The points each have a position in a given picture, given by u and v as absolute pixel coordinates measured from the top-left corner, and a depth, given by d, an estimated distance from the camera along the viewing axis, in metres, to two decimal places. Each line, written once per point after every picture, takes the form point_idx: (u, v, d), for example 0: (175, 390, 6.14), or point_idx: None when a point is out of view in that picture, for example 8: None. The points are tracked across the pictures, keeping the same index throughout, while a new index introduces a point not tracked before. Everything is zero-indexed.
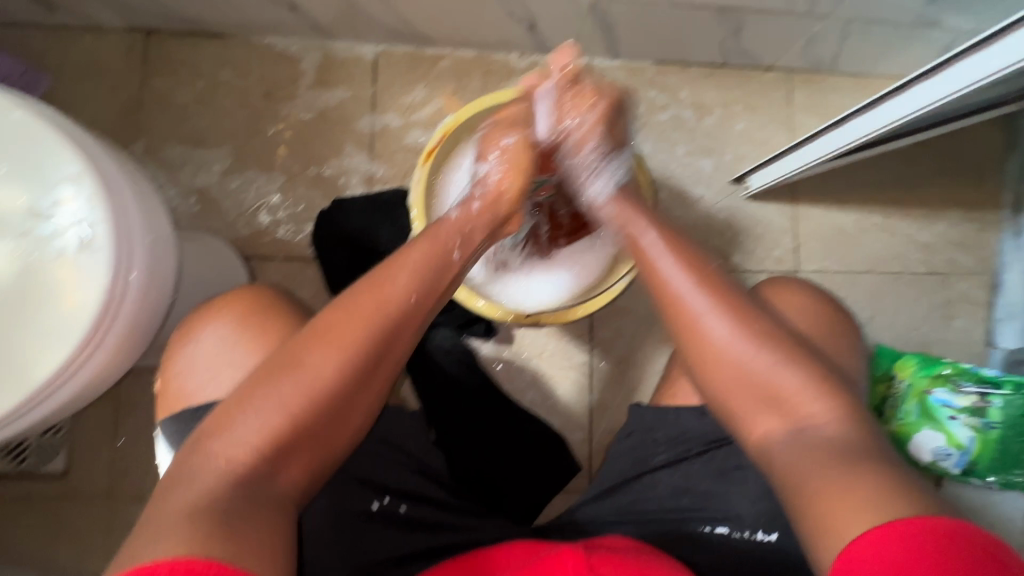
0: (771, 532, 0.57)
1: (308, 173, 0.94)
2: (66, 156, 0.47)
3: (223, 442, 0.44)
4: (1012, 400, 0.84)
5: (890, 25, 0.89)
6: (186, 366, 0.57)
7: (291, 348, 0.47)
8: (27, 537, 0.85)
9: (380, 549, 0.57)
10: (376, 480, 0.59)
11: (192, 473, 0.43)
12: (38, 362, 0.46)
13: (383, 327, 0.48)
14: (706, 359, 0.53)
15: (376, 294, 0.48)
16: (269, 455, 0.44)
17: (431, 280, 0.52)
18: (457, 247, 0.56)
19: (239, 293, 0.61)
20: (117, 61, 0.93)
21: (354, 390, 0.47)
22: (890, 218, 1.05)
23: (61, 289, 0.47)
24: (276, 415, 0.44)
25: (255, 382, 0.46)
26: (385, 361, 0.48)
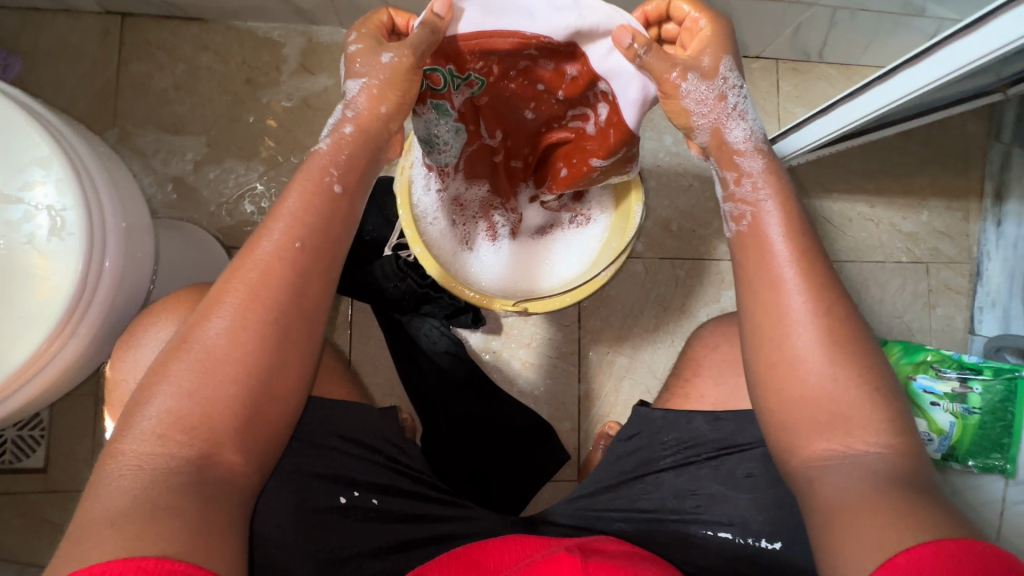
0: (775, 541, 0.56)
1: (292, 161, 0.93)
2: (34, 138, 0.45)
3: (133, 436, 0.43)
4: (992, 387, 0.86)
5: (877, 14, 0.89)
6: (129, 372, 0.54)
7: (187, 327, 0.47)
8: (5, 532, 0.83)
9: (349, 545, 0.55)
10: (340, 475, 0.57)
11: (104, 479, 0.41)
12: (6, 353, 0.44)
13: (274, 282, 0.48)
14: (767, 354, 0.51)
15: (253, 253, 0.49)
16: (184, 439, 0.43)
17: (316, 223, 0.50)
18: (337, 179, 0.53)
19: (180, 295, 0.57)
20: (92, 44, 0.90)
21: (265, 354, 0.47)
22: (875, 207, 1.06)
23: (30, 277, 0.45)
24: (180, 398, 0.44)
25: (160, 367, 0.46)
26: (287, 320, 0.48)
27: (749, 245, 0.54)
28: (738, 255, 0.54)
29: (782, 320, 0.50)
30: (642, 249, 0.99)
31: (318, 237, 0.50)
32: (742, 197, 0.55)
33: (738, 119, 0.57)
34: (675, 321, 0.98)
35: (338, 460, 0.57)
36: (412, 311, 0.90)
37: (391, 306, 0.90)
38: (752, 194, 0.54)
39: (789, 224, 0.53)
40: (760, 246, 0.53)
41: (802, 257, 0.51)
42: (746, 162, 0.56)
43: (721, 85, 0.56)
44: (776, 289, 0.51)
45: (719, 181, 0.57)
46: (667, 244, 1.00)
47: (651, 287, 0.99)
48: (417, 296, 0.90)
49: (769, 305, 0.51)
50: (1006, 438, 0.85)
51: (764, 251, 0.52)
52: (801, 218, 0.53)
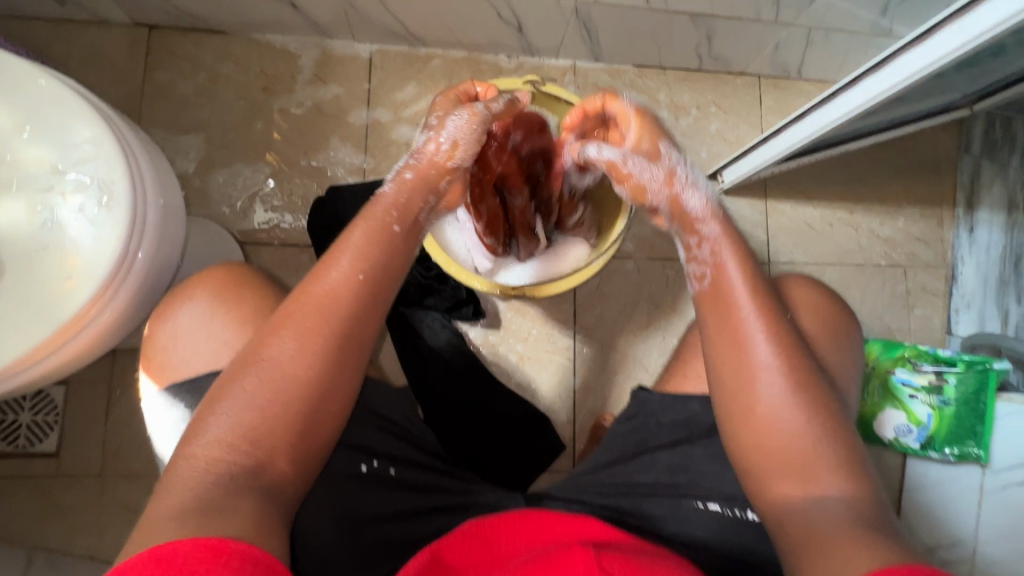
0: (759, 512, 0.59)
1: (303, 164, 0.98)
2: (87, 118, 0.51)
3: (203, 442, 0.46)
4: (966, 378, 0.90)
5: (849, 34, 0.96)
6: (169, 340, 0.58)
7: (250, 348, 0.50)
8: (16, 514, 0.85)
9: (367, 505, 0.57)
10: (364, 445, 0.60)
11: (178, 474, 0.45)
12: (52, 312, 0.49)
13: (336, 314, 0.50)
14: (732, 345, 0.56)
15: (324, 282, 0.51)
16: (246, 447, 0.46)
17: (379, 258, 0.53)
18: (397, 220, 0.57)
19: (212, 271, 0.61)
20: (121, 53, 0.97)
21: (328, 375, 0.50)
22: (853, 214, 1.12)
23: (77, 241, 0.49)
24: (250, 414, 0.47)
25: (224, 383, 0.48)
26: (348, 343, 0.51)
27: (711, 297, 0.59)
28: (702, 310, 0.60)
29: (728, 303, 0.57)
30: (633, 250, 1.05)
31: (383, 266, 0.53)
32: (703, 257, 0.60)
33: (693, 188, 0.63)
34: (666, 319, 1.03)
35: (363, 432, 0.60)
36: (415, 303, 0.95)
37: (397, 299, 0.94)
38: (711, 256, 0.60)
39: (747, 278, 0.58)
40: (719, 290, 0.58)
41: (757, 298, 0.57)
42: (704, 226, 0.61)
43: (663, 164, 0.64)
44: (738, 325, 0.56)
45: (681, 242, 0.63)
46: (659, 246, 1.05)
47: (643, 286, 1.04)
48: (418, 289, 0.95)
49: (720, 295, 0.58)
50: (979, 427, 0.90)
51: (720, 288, 0.58)
52: (743, 250, 0.60)
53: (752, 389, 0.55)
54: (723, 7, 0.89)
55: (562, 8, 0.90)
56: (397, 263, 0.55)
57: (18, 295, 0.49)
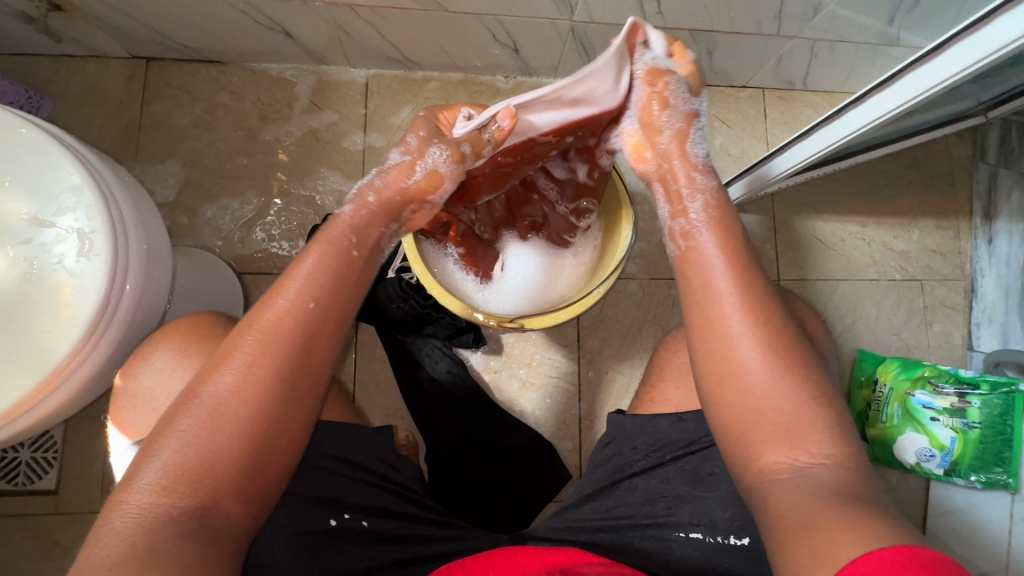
0: (744, 536, 0.57)
1: (299, 192, 0.98)
2: (69, 168, 0.50)
3: (141, 485, 0.42)
4: (990, 400, 0.87)
5: (854, 44, 0.94)
6: (131, 396, 0.56)
7: (190, 387, 0.46)
8: (15, 554, 0.84)
9: (342, 564, 0.55)
10: (329, 497, 0.57)
11: (110, 524, 0.41)
12: (32, 365, 0.48)
13: (276, 344, 0.47)
14: (717, 355, 0.50)
15: (266, 311, 0.48)
16: (184, 489, 0.42)
17: (328, 281, 0.50)
18: (356, 244, 0.53)
19: (187, 319, 0.60)
20: (118, 87, 0.97)
21: (265, 408, 0.46)
22: (866, 227, 1.09)
23: (58, 295, 0.49)
24: (191, 454, 0.44)
25: (165, 421, 0.45)
26: (297, 375, 0.47)
27: (689, 266, 0.54)
28: (681, 272, 0.55)
29: (712, 303, 0.51)
30: (635, 270, 1.02)
31: (333, 295, 0.50)
32: (688, 224, 0.56)
33: (697, 146, 0.60)
34: None
35: (331, 481, 0.58)
36: (415, 331, 0.93)
37: (395, 327, 0.92)
38: (694, 227, 0.55)
39: (735, 268, 0.52)
40: (700, 275, 0.53)
41: (747, 297, 0.50)
42: (690, 202, 0.57)
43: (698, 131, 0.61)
44: (716, 303, 0.51)
45: (665, 211, 0.59)
46: (662, 265, 1.03)
47: (648, 307, 1.01)
48: (416, 318, 0.92)
49: (704, 285, 0.52)
50: (1006, 453, 0.86)
51: (705, 289, 0.52)
52: (742, 252, 0.53)
53: (728, 389, 0.50)
54: (723, 22, 0.87)
55: (557, 28, 0.88)
56: (351, 291, 0.52)
57: None
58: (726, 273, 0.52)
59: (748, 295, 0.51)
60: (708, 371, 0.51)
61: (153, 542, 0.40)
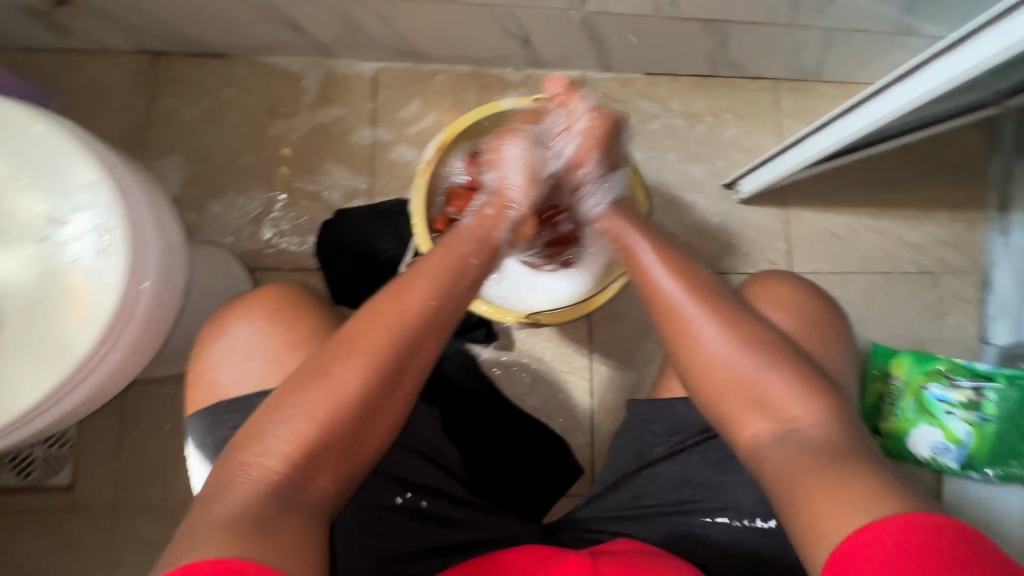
0: (769, 520, 0.58)
1: (309, 187, 0.97)
2: (85, 165, 0.50)
3: (262, 447, 0.44)
4: (1008, 394, 0.87)
5: (871, 34, 0.92)
6: (216, 360, 0.59)
7: (320, 359, 0.47)
8: (33, 549, 0.85)
9: (399, 544, 0.58)
10: (397, 475, 0.60)
11: (229, 477, 0.43)
12: (55, 363, 0.48)
13: (401, 337, 0.48)
14: (698, 363, 0.54)
15: (398, 300, 0.49)
16: (299, 459, 0.44)
17: (447, 284, 0.52)
18: (474, 254, 0.57)
19: (261, 293, 0.62)
20: (126, 81, 0.96)
21: (381, 392, 0.47)
22: (879, 220, 1.08)
23: (78, 293, 0.49)
24: (311, 426, 0.45)
25: (289, 389, 0.46)
26: (410, 371, 0.49)
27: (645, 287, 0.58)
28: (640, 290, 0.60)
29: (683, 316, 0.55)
30: None
31: (449, 295, 0.52)
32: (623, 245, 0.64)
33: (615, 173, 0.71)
34: None
35: (402, 461, 0.61)
36: None
37: None
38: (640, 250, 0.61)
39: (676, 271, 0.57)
40: (653, 293, 0.57)
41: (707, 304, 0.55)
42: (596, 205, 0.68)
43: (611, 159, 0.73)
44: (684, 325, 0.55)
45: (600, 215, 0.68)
46: None
47: None
48: None
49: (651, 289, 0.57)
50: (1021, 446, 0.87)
51: (656, 293, 0.57)
52: (687, 265, 0.58)
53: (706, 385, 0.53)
54: (738, 12, 0.86)
55: (569, 18, 0.87)
56: (464, 295, 0.54)
57: (21, 345, 0.49)
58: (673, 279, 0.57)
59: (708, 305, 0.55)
60: (696, 383, 0.54)
61: (263, 507, 0.41)
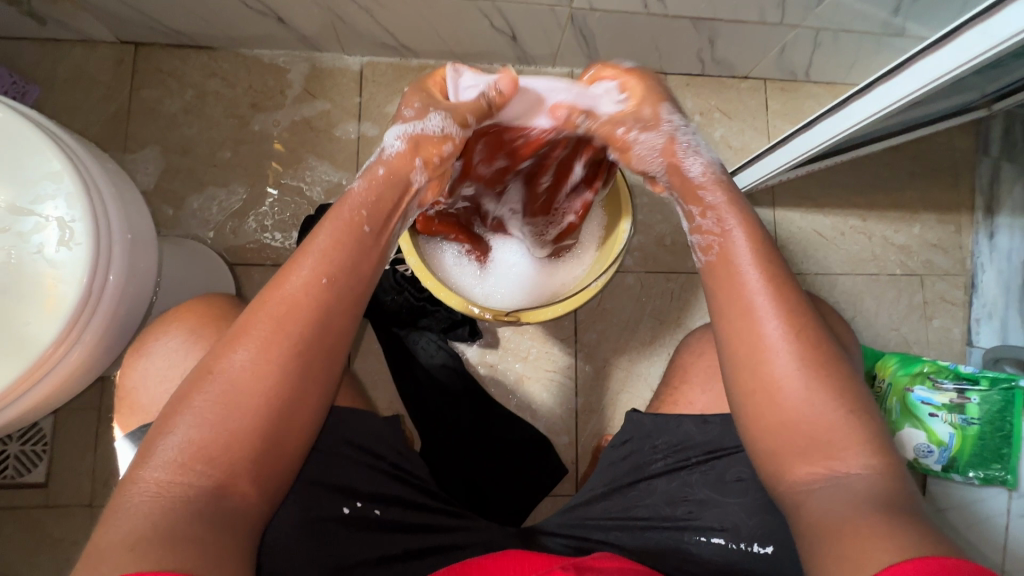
0: (767, 545, 0.56)
1: (293, 182, 0.96)
2: (48, 155, 0.49)
3: (158, 461, 0.43)
4: (990, 397, 0.86)
5: (859, 34, 0.92)
6: (139, 380, 0.58)
7: (209, 361, 0.46)
8: (5, 547, 0.84)
9: (354, 553, 0.55)
10: (344, 484, 0.57)
11: (124, 500, 0.42)
12: (13, 357, 0.47)
13: (290, 326, 0.46)
14: (752, 375, 0.50)
15: (281, 289, 0.47)
16: (200, 467, 0.43)
17: (342, 260, 0.49)
18: (369, 220, 0.51)
19: (190, 304, 0.62)
20: (106, 72, 0.95)
21: (280, 387, 0.45)
22: (866, 221, 1.08)
23: (40, 284, 0.48)
24: (207, 431, 0.44)
25: (184, 395, 0.45)
26: (310, 357, 0.47)
27: (721, 277, 0.53)
28: (710, 286, 0.54)
29: (739, 305, 0.51)
30: (632, 263, 1.01)
31: (346, 270, 0.49)
32: (709, 227, 0.55)
33: (694, 155, 0.59)
34: (671, 335, 0.99)
35: (346, 470, 0.57)
36: (410, 325, 0.92)
37: (390, 320, 0.91)
38: (717, 224, 0.54)
39: (760, 259, 0.51)
40: (728, 276, 0.52)
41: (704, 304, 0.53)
42: (709, 194, 0.55)
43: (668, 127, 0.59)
44: (750, 316, 0.50)
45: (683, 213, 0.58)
46: (662, 258, 1.01)
47: (646, 301, 1.00)
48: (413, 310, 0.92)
49: (727, 276, 0.52)
50: (1005, 448, 0.86)
51: (727, 280, 0.52)
52: (767, 248, 0.52)
53: (750, 387, 0.50)
54: (725, 10, 0.85)
55: (556, 14, 0.86)
56: (366, 269, 0.50)
57: None
58: (754, 267, 0.51)
59: (781, 299, 0.50)
60: (747, 399, 0.50)
61: (165, 522, 0.40)
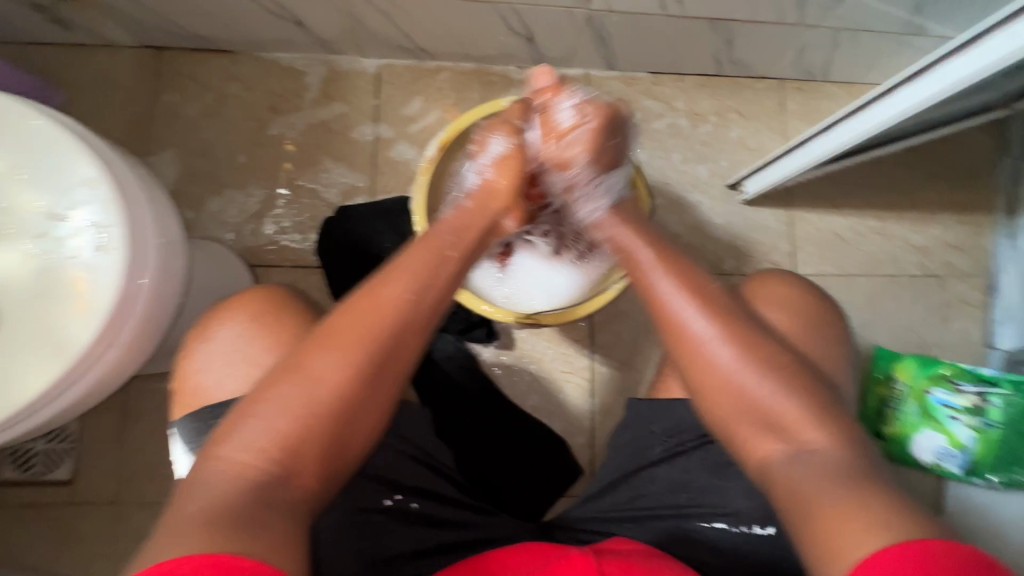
0: (768, 525, 0.58)
1: (310, 184, 0.97)
2: (83, 161, 0.50)
3: (238, 446, 0.44)
4: (1012, 400, 0.86)
5: (878, 33, 0.91)
6: (200, 363, 0.59)
7: (295, 355, 0.47)
8: (32, 543, 0.85)
9: (392, 545, 0.57)
10: (389, 477, 0.59)
11: (202, 480, 0.42)
12: (53, 359, 0.48)
13: (377, 330, 0.48)
14: (713, 382, 0.52)
15: (372, 296, 0.49)
16: (277, 455, 0.44)
17: (425, 276, 0.52)
18: (452, 246, 0.57)
19: (246, 296, 0.62)
20: (128, 76, 0.96)
21: (358, 389, 0.46)
22: (884, 222, 1.07)
23: (76, 287, 0.49)
24: (287, 421, 0.44)
25: (268, 384, 0.46)
26: (391, 365, 0.48)
27: (645, 297, 0.57)
28: (638, 304, 0.58)
29: (684, 317, 0.54)
30: None
31: (428, 287, 0.52)
32: (632, 260, 0.61)
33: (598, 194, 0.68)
34: None
35: (391, 462, 0.60)
36: None
37: None
38: (637, 259, 0.60)
39: (689, 285, 0.55)
40: (652, 299, 0.57)
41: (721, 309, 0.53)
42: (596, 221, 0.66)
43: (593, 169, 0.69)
44: (683, 329, 0.54)
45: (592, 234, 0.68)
46: None
47: None
48: None
49: (655, 294, 0.57)
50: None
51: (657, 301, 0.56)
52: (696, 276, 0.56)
53: (734, 396, 0.52)
54: (743, 11, 0.85)
55: (574, 17, 0.86)
56: (444, 288, 0.53)
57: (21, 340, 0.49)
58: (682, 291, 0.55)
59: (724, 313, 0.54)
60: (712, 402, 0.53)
61: (238, 503, 0.41)
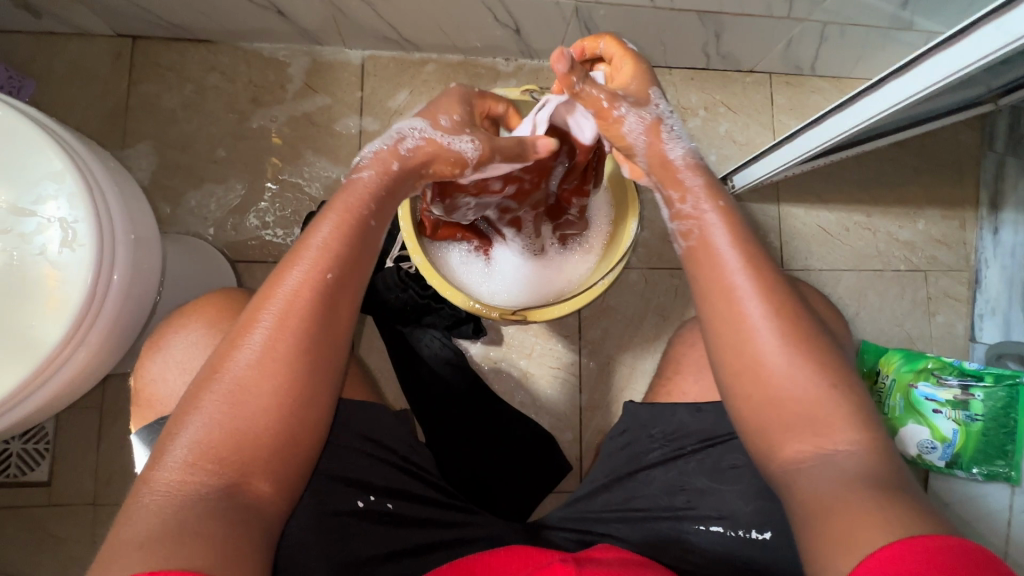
0: (765, 531, 0.55)
1: (294, 177, 0.95)
2: (50, 155, 0.48)
3: (167, 462, 0.42)
4: (995, 393, 0.86)
5: (866, 27, 0.90)
6: (160, 370, 0.58)
7: (216, 361, 0.46)
8: (8, 546, 0.83)
9: (363, 549, 0.55)
10: (359, 479, 0.57)
11: (136, 500, 0.41)
12: (18, 361, 0.47)
13: (294, 321, 0.46)
14: (738, 366, 0.49)
15: (282, 286, 0.46)
16: (213, 465, 0.42)
17: (344, 253, 0.48)
18: (372, 212, 0.51)
19: (212, 300, 0.61)
20: (104, 66, 0.93)
21: (288, 384, 0.45)
22: (871, 217, 1.07)
23: (42, 285, 0.47)
24: (218, 432, 0.43)
25: (193, 394, 0.45)
26: (319, 351, 0.47)
27: (700, 259, 0.52)
28: (690, 269, 0.53)
29: (729, 286, 0.50)
30: (637, 259, 1.00)
31: (348, 266, 0.48)
32: (687, 213, 0.54)
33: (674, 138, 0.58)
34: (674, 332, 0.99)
35: (356, 463, 0.57)
36: (414, 321, 0.91)
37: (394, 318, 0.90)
38: (694, 210, 0.54)
39: (741, 245, 0.51)
40: (706, 262, 0.51)
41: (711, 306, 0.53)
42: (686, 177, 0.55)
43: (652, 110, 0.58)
44: (730, 298, 0.49)
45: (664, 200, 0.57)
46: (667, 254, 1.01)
47: (650, 297, 1.00)
48: (417, 308, 0.91)
49: (708, 258, 0.51)
50: (1009, 444, 0.86)
51: (710, 268, 0.51)
52: (746, 238, 0.52)
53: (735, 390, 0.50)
54: (732, 3, 0.84)
55: (561, 8, 0.85)
56: (364, 261, 0.50)
57: None
58: (734, 249, 0.51)
59: (767, 281, 0.49)
60: (738, 397, 0.49)
61: (180, 519, 0.39)
